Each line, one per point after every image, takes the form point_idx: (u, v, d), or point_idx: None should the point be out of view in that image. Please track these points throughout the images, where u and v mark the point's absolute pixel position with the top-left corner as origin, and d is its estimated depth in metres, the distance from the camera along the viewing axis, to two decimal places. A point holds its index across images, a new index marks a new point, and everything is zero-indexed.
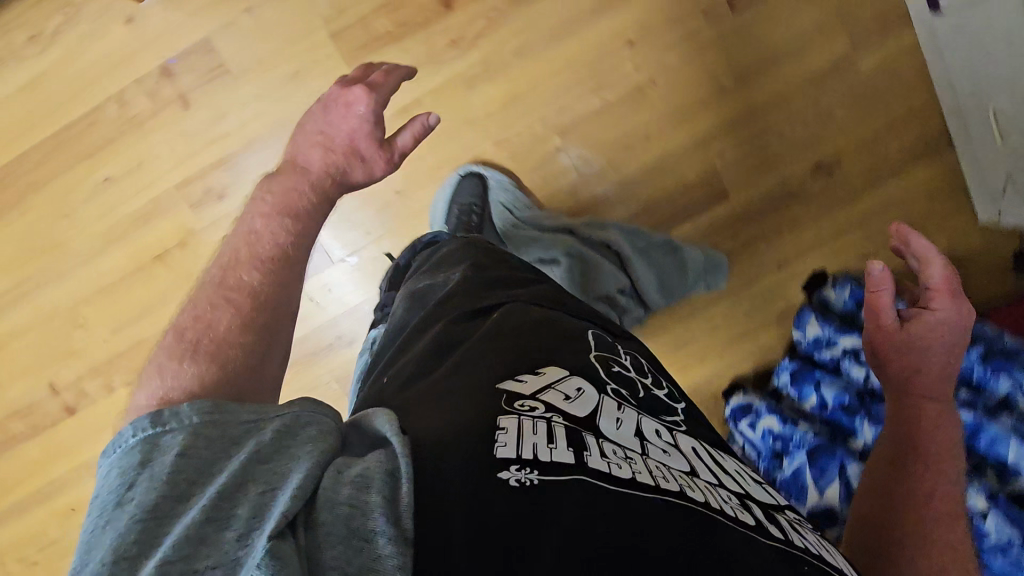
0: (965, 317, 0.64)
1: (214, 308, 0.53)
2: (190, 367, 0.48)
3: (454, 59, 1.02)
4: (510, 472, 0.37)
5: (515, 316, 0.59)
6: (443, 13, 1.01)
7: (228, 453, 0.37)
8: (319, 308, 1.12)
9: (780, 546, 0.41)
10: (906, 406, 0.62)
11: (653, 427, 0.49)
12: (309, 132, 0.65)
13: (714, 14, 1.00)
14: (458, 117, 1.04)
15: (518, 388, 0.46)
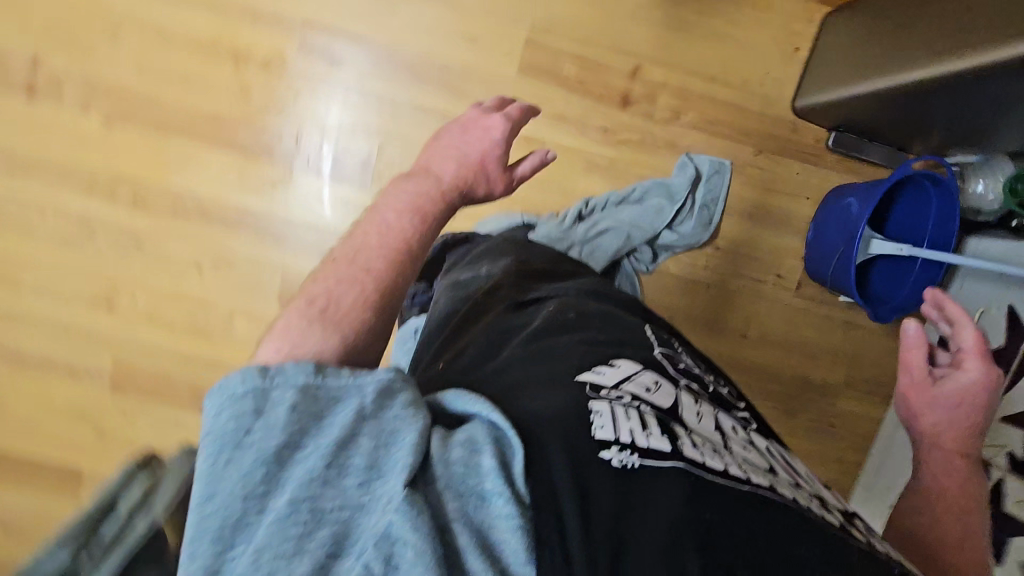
0: (993, 380, 0.74)
1: (340, 284, 0.51)
2: (317, 333, 0.47)
3: (592, 140, 1.08)
4: (613, 454, 0.45)
5: (565, 310, 0.67)
6: (614, 103, 1.08)
7: (333, 409, 0.40)
8: (321, 211, 1.10)
9: (864, 549, 0.47)
10: (931, 454, 0.72)
11: (729, 423, 0.57)
12: (440, 150, 0.64)
13: (781, 281, 1.11)
14: (556, 179, 1.09)
15: (600, 378, 0.53)
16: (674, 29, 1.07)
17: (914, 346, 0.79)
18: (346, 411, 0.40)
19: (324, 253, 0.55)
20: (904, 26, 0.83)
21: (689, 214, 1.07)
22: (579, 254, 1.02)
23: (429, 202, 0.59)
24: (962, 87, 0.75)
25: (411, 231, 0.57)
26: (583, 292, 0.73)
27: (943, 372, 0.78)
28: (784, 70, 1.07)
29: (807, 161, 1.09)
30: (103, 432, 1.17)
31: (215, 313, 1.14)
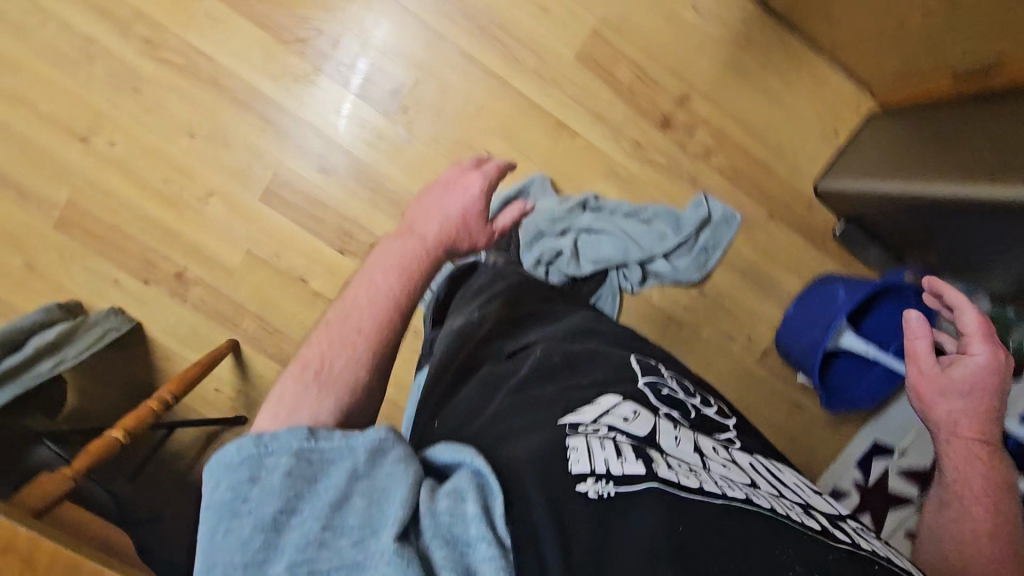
0: (1000, 360, 0.72)
1: (331, 349, 0.54)
2: (314, 396, 0.51)
3: (621, 149, 1.07)
4: (590, 486, 0.47)
5: (553, 355, 0.71)
6: (654, 120, 1.06)
7: (325, 472, 0.42)
8: (335, 122, 1.06)
9: (847, 549, 0.48)
10: (952, 447, 0.70)
11: (710, 444, 0.58)
12: (422, 211, 0.65)
13: (749, 345, 1.13)
14: (575, 173, 1.08)
15: (579, 418, 0.55)
16: (735, 71, 1.06)
17: (920, 338, 0.76)
18: (341, 468, 0.42)
19: (319, 320, 0.58)
20: (946, 143, 0.84)
21: (687, 250, 1.08)
22: (574, 242, 1.07)
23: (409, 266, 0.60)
24: (981, 214, 0.76)
25: (396, 292, 0.59)
26: (570, 334, 0.78)
27: (951, 355, 0.75)
28: (820, 148, 1.08)
29: (811, 240, 1.11)
30: (35, 266, 1.10)
31: (193, 187, 1.08)
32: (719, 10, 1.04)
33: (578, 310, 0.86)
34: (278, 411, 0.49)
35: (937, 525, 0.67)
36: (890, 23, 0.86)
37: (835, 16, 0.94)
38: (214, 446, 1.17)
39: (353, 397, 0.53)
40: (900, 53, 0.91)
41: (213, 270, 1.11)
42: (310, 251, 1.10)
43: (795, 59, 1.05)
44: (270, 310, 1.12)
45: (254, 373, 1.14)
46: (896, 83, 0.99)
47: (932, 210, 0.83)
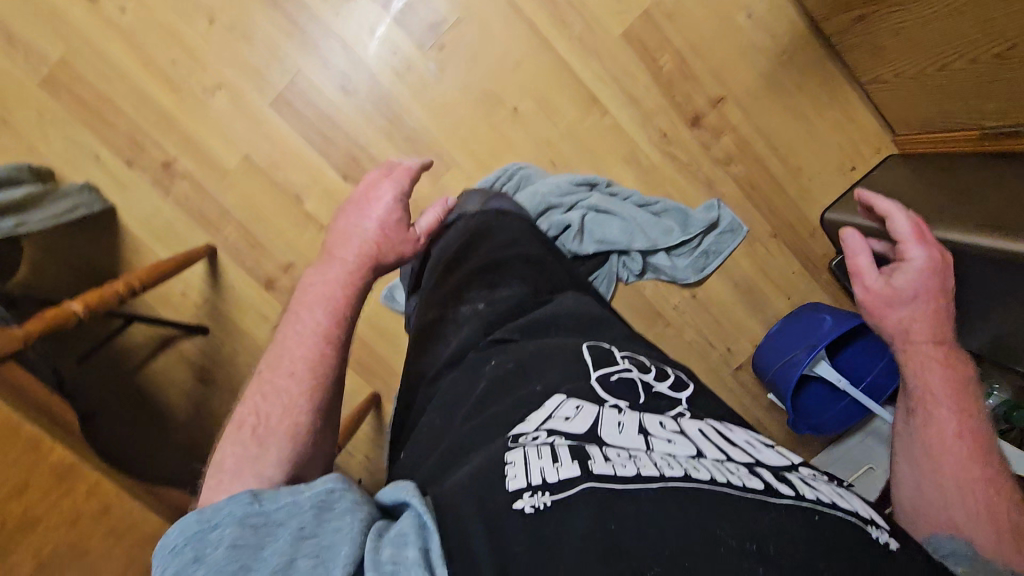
0: (939, 256, 0.73)
1: (268, 402, 0.59)
2: (265, 451, 0.56)
3: (646, 137, 1.06)
4: (525, 500, 0.48)
5: (506, 363, 0.70)
6: (686, 116, 1.06)
7: (270, 535, 0.46)
8: (366, 43, 1.02)
9: (788, 502, 0.47)
10: (909, 354, 0.70)
11: (657, 420, 0.58)
12: (336, 240, 0.69)
13: (726, 356, 1.15)
14: (598, 152, 1.06)
15: (524, 428, 0.57)
16: (775, 86, 1.06)
17: (859, 255, 0.77)
18: (287, 532, 0.46)
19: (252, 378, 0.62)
20: (964, 193, 0.86)
21: (689, 250, 1.09)
22: (583, 218, 1.04)
23: (332, 300, 0.65)
24: (992, 264, 0.78)
25: (323, 332, 0.63)
26: (524, 329, 0.77)
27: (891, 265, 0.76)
28: (834, 180, 1.10)
29: (806, 267, 1.13)
30: (10, 121, 1.01)
31: (201, 75, 1.02)
32: (772, 21, 1.03)
33: (550, 295, 0.84)
34: (222, 475, 0.54)
35: (908, 435, 0.66)
36: (932, 68, 0.87)
37: (880, 51, 0.94)
38: (169, 351, 1.11)
39: (299, 435, 0.58)
40: (933, 100, 0.92)
41: (204, 168, 1.05)
42: (312, 170, 1.05)
43: (831, 87, 1.06)
44: (256, 223, 1.07)
45: (227, 283, 1.09)
46: (920, 129, 1.01)
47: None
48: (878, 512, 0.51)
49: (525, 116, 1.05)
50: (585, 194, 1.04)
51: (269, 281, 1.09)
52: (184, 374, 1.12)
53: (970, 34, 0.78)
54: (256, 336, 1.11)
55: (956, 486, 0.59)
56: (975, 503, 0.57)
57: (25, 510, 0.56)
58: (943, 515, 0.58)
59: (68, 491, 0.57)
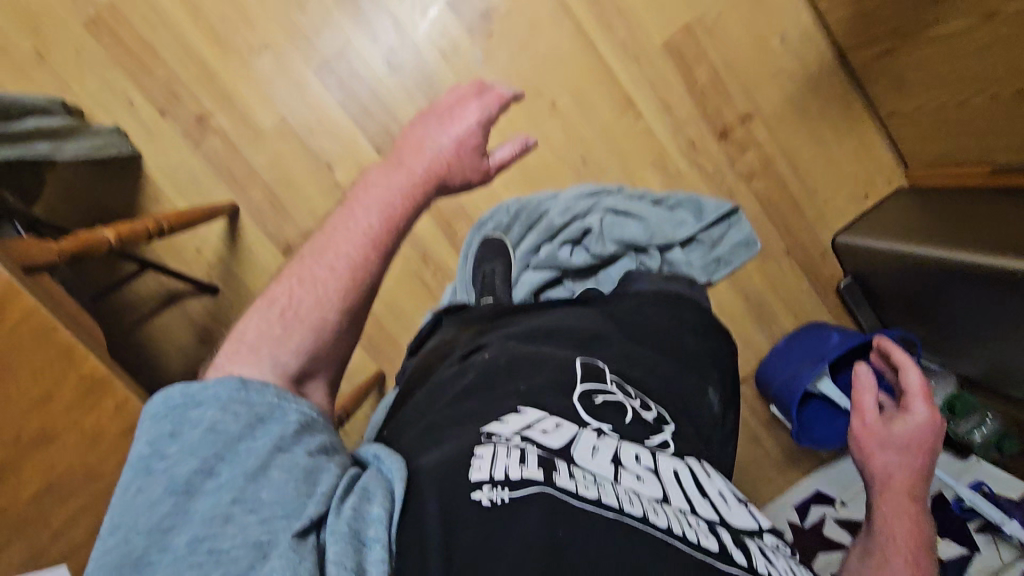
0: (936, 424, 0.67)
1: (299, 288, 0.52)
2: (291, 343, 0.50)
3: (675, 144, 1.10)
4: (484, 493, 0.46)
5: (499, 358, 0.70)
6: (714, 128, 1.10)
7: (250, 434, 0.43)
8: (417, 22, 1.04)
9: (736, 570, 0.46)
10: (884, 500, 0.61)
11: (632, 452, 0.56)
12: (406, 144, 0.56)
13: None
14: (628, 153, 1.09)
15: (500, 427, 0.55)
16: (799, 110, 1.11)
17: (867, 390, 0.73)
18: (268, 437, 0.43)
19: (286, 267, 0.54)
20: (970, 226, 0.91)
21: (704, 250, 1.11)
22: (601, 221, 1.02)
23: (387, 209, 0.53)
24: (1003, 289, 0.82)
25: (371, 237, 0.53)
26: (518, 335, 0.76)
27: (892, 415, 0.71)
28: (846, 205, 1.15)
29: (814, 287, 1.16)
30: (46, 56, 1.00)
31: (247, 35, 1.03)
32: (803, 47, 1.09)
33: (540, 305, 0.86)
34: (241, 345, 0.50)
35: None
36: (951, 103, 0.93)
37: (902, 84, 1.00)
38: (175, 308, 1.08)
39: (325, 331, 0.51)
40: (949, 135, 0.98)
41: (238, 126, 1.04)
42: (347, 140, 1.06)
43: (851, 118, 1.12)
44: (283, 186, 1.06)
45: (245, 245, 1.07)
46: (933, 164, 1.06)
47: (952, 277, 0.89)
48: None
49: (562, 110, 1.07)
50: (592, 196, 1.05)
51: (288, 247, 1.07)
52: (187, 334, 1.09)
53: (993, 71, 0.83)
54: None
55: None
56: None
57: (45, 424, 0.54)
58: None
59: (91, 409, 0.55)
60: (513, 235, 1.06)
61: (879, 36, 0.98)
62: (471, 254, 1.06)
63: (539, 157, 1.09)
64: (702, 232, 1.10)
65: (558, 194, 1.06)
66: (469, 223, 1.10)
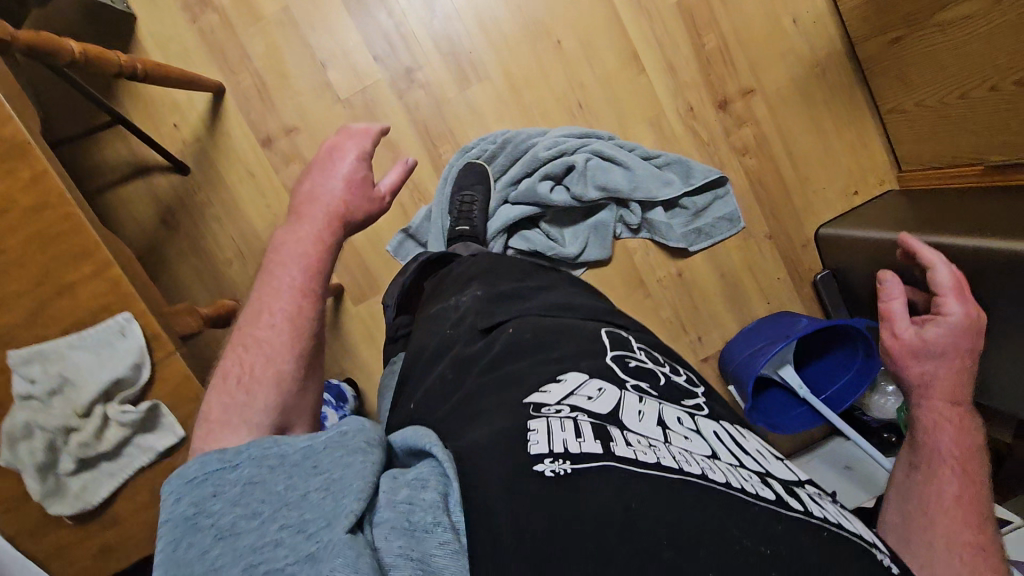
0: (971, 315, 0.74)
1: (251, 351, 0.56)
2: (256, 398, 0.53)
3: (674, 106, 1.08)
4: (546, 465, 0.41)
5: (523, 332, 0.64)
6: (716, 97, 1.09)
7: (287, 470, 0.42)
8: None
9: (798, 518, 0.40)
10: (925, 411, 0.67)
11: (676, 414, 0.51)
12: (302, 200, 0.61)
13: (695, 344, 1.14)
14: (627, 105, 1.08)
15: (544, 398, 0.50)
16: (804, 95, 1.10)
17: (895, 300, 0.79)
18: (299, 469, 0.42)
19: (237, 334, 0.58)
20: (962, 214, 0.90)
21: (686, 218, 1.10)
22: (587, 161, 1.02)
23: (303, 258, 0.59)
24: (996, 269, 0.79)
25: (298, 286, 0.58)
26: (538, 308, 0.71)
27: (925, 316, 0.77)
28: (836, 199, 1.13)
29: (792, 275, 1.14)
30: None
31: None
32: (814, 33, 1.09)
33: (551, 285, 0.78)
34: (211, 426, 0.51)
35: (908, 488, 0.61)
36: (954, 95, 0.91)
37: (907, 78, 0.99)
38: (141, 181, 1.06)
39: (285, 383, 0.55)
40: (945, 132, 0.97)
41: (238, 8, 1.03)
42: (346, 41, 1.04)
43: (854, 112, 1.11)
44: (273, 77, 1.04)
45: (224, 130, 1.05)
46: (926, 166, 1.05)
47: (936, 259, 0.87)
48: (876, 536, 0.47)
49: (566, 51, 1.06)
50: (576, 137, 1.04)
51: (267, 140, 1.05)
52: (151, 209, 1.06)
53: (997, 59, 0.83)
54: (236, 191, 1.07)
55: (944, 546, 0.53)
56: (961, 567, 0.50)
57: None
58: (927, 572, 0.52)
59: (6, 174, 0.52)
60: (495, 166, 1.06)
61: (889, 23, 0.97)
62: (450, 178, 1.05)
63: (537, 96, 1.07)
64: (687, 197, 1.09)
65: (546, 130, 1.05)
66: (455, 146, 1.07)
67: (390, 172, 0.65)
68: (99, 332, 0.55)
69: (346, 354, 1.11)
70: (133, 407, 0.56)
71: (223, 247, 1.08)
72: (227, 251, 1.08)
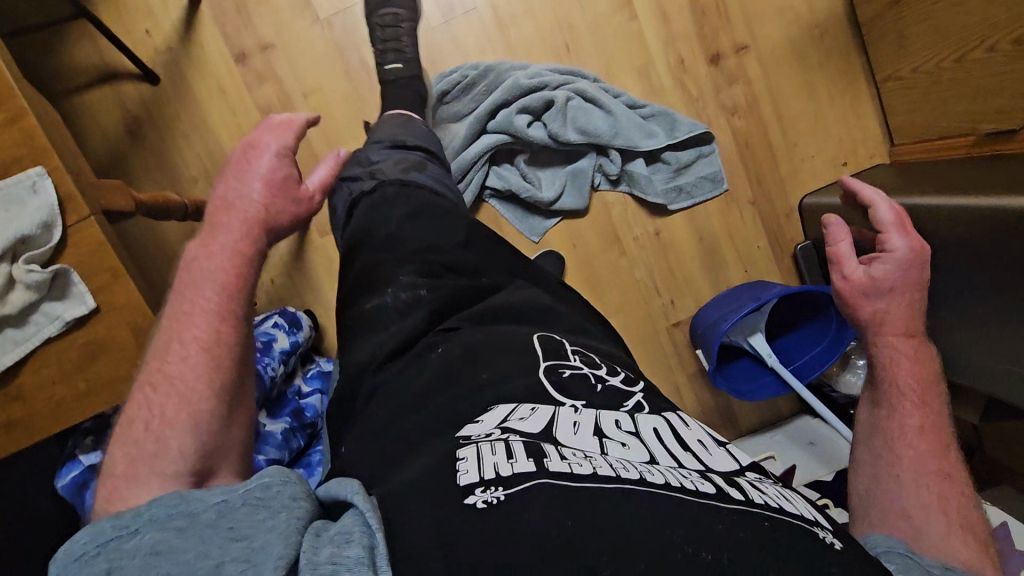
0: (918, 250, 0.68)
1: (155, 394, 0.50)
2: (172, 445, 0.48)
3: (664, 57, 1.05)
4: (477, 496, 0.41)
5: (454, 350, 0.63)
6: (709, 52, 1.05)
7: (199, 538, 0.40)
8: None
9: (739, 509, 0.41)
10: (880, 346, 0.63)
11: (613, 419, 0.52)
12: (218, 208, 0.57)
13: (668, 309, 1.11)
14: (616, 51, 1.04)
15: (474, 428, 0.50)
16: (799, 58, 1.07)
17: (842, 239, 0.69)
18: (216, 533, 0.41)
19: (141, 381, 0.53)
20: (952, 178, 0.86)
21: (668, 174, 1.07)
22: (568, 100, 1.00)
23: (218, 275, 0.54)
24: (981, 230, 0.76)
25: (213, 308, 0.53)
26: (473, 317, 0.69)
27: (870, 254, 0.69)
28: (824, 170, 1.10)
29: (772, 244, 1.11)
30: None
31: None
32: None
33: (502, 283, 0.75)
34: (117, 479, 0.46)
35: (869, 427, 0.59)
36: (950, 60, 0.88)
37: (905, 41, 0.96)
38: (108, 88, 1.01)
39: (204, 422, 0.50)
40: (939, 102, 0.93)
41: None
42: None
43: (849, 80, 1.08)
44: None
45: (198, 41, 1.02)
46: (918, 138, 1.02)
47: (925, 220, 0.84)
48: (822, 513, 0.47)
49: None
50: (558, 74, 1.01)
51: (241, 55, 1.02)
52: (116, 118, 1.02)
53: (995, 17, 0.79)
54: (206, 107, 1.03)
55: (912, 479, 0.53)
56: (927, 496, 0.52)
57: None
58: (898, 517, 0.52)
59: None
60: (473, 95, 1.02)
61: None
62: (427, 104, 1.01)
63: (523, 33, 1.03)
64: (670, 151, 1.06)
65: (528, 64, 1.02)
66: (433, 75, 1.03)
67: (320, 163, 0.62)
68: (9, 188, 0.56)
69: (307, 288, 1.07)
70: (41, 269, 0.57)
71: (188, 164, 1.03)
72: (193, 169, 1.03)
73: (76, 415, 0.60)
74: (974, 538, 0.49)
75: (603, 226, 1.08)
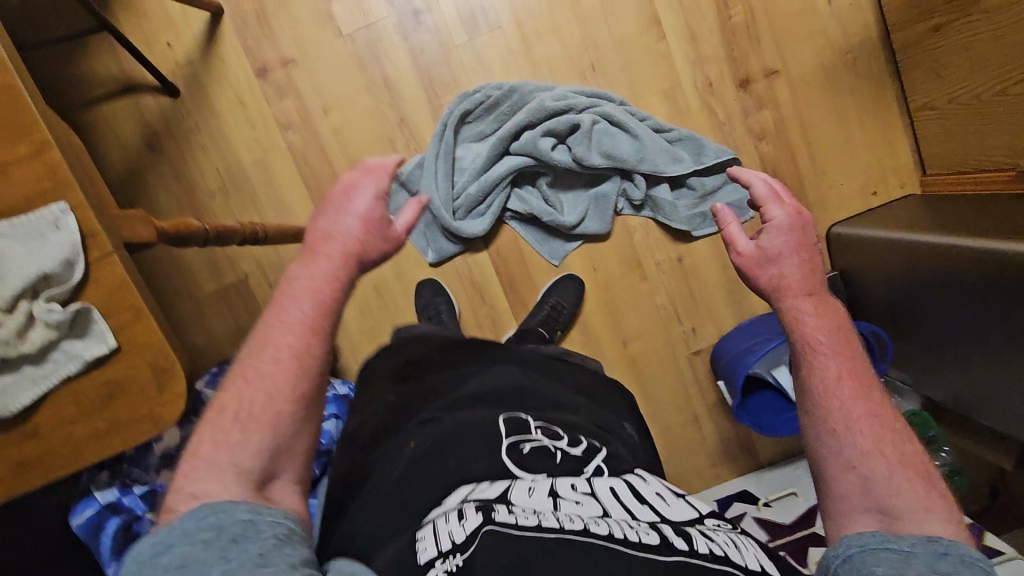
0: (802, 213, 0.61)
1: (246, 390, 0.49)
2: (253, 441, 0.47)
3: (692, 79, 1.03)
4: (440, 567, 0.43)
5: (423, 444, 0.61)
6: (738, 75, 1.03)
7: (228, 557, 0.40)
8: None
9: (682, 558, 0.43)
10: (787, 311, 0.58)
11: (569, 483, 0.54)
12: (314, 239, 0.54)
13: (689, 335, 1.09)
14: (643, 72, 1.02)
15: (443, 507, 0.52)
16: (830, 83, 1.04)
17: (728, 221, 0.62)
18: (245, 554, 0.40)
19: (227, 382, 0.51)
20: (991, 218, 0.84)
21: (693, 199, 1.05)
22: (593, 124, 0.98)
23: (319, 294, 0.52)
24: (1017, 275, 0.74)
25: (311, 323, 0.51)
26: (452, 406, 0.67)
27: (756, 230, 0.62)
28: (852, 197, 1.07)
29: None
30: None
31: None
32: (848, 15, 1.03)
33: (476, 369, 0.73)
34: (196, 463, 0.46)
35: (796, 388, 0.57)
36: (990, 92, 0.85)
37: (942, 69, 0.93)
38: (128, 99, 1.00)
39: (284, 423, 0.48)
40: (976, 133, 0.91)
41: None
42: None
43: (881, 106, 1.05)
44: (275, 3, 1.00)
45: (219, 54, 1.00)
46: (952, 169, 0.99)
47: (961, 258, 0.81)
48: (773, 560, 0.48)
49: (583, 8, 1.01)
50: (583, 96, 0.99)
51: (263, 69, 1.00)
52: (135, 130, 1.00)
53: None
54: (225, 120, 1.01)
55: (846, 429, 0.52)
56: (867, 442, 0.51)
57: None
58: (850, 469, 0.51)
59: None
60: (496, 116, 1.00)
61: (930, 8, 0.91)
62: (450, 123, 0.99)
63: (548, 52, 1.01)
64: (696, 177, 1.03)
65: (553, 86, 1.00)
66: (456, 94, 1.02)
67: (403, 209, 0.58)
68: (32, 222, 0.55)
69: None
70: (61, 307, 0.56)
71: (206, 178, 1.02)
72: (211, 183, 1.02)
73: (92, 454, 0.59)
74: (914, 472, 0.50)
75: (625, 250, 1.06)
